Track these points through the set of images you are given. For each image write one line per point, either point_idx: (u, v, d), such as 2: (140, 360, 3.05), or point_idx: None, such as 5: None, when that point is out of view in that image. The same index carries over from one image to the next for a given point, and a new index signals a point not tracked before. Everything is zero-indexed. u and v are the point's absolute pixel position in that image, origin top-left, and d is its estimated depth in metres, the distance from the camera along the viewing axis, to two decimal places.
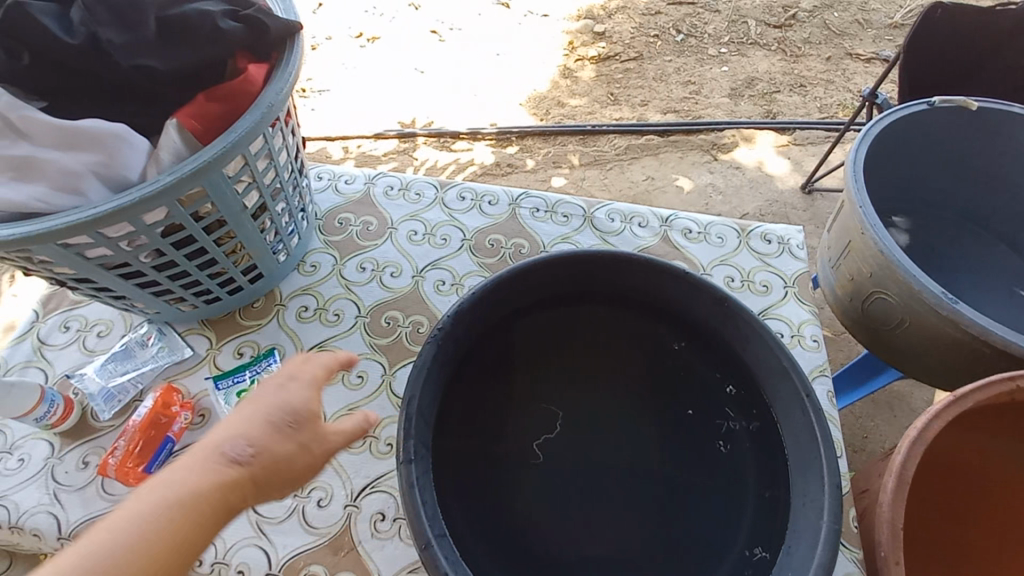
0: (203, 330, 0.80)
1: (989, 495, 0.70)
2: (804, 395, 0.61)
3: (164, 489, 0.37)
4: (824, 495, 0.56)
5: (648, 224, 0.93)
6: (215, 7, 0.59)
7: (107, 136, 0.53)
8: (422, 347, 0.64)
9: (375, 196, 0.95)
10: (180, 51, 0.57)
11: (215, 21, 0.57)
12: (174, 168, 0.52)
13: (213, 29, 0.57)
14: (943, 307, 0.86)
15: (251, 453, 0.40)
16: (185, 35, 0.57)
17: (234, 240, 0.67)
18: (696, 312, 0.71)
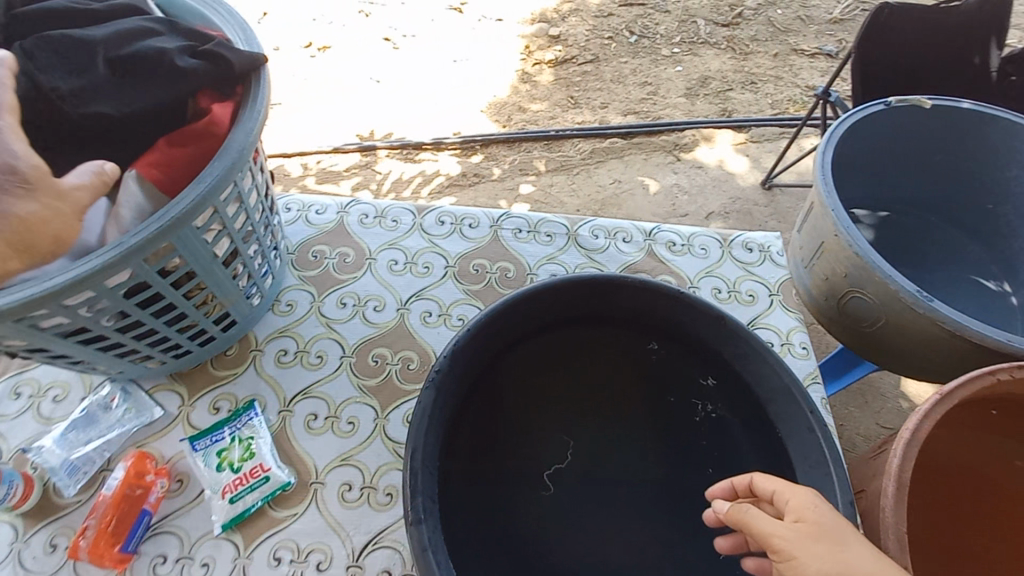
0: (174, 385, 0.74)
1: (975, 484, 0.74)
2: (809, 411, 0.62)
3: None
4: (839, 513, 0.57)
5: (632, 238, 0.92)
6: (171, 42, 0.55)
7: None
8: (420, 393, 0.61)
9: (349, 225, 0.91)
10: (137, 95, 0.52)
11: (173, 58, 0.53)
12: (138, 227, 0.47)
13: (173, 68, 0.53)
14: (920, 306, 0.89)
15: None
16: (144, 77, 0.53)
17: (204, 291, 0.62)
18: (693, 330, 0.71)
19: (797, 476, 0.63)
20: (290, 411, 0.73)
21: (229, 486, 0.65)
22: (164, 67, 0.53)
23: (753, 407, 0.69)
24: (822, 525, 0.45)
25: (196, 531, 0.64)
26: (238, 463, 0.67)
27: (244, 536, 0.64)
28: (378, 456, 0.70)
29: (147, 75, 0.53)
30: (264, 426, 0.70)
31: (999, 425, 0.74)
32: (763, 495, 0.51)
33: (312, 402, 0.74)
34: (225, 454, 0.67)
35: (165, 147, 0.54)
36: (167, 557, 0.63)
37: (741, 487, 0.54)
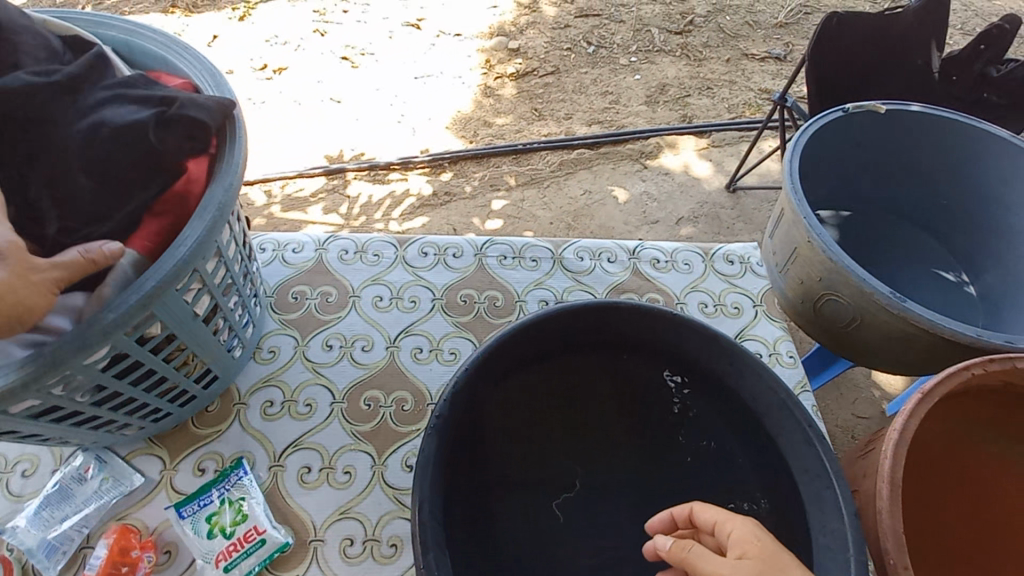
0: (153, 449, 0.70)
1: (958, 473, 0.77)
2: (806, 426, 0.63)
3: None
4: (844, 526, 0.58)
5: (617, 258, 0.93)
6: (140, 111, 0.51)
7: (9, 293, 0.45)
8: (422, 440, 0.59)
9: (329, 262, 0.88)
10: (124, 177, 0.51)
11: (147, 134, 0.51)
12: (115, 301, 0.45)
13: (149, 140, 0.51)
14: (894, 306, 0.93)
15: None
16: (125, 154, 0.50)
17: (184, 352, 0.59)
18: (686, 349, 0.72)
19: (799, 490, 0.64)
20: (281, 466, 0.69)
21: (222, 554, 0.61)
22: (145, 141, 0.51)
23: (750, 423, 0.69)
24: (763, 559, 0.46)
25: None
26: (230, 528, 0.63)
27: None
28: (379, 505, 0.68)
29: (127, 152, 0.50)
30: (255, 485, 0.67)
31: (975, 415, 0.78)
32: (704, 527, 0.52)
33: (305, 454, 0.71)
34: (215, 520, 0.63)
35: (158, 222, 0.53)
36: None
37: (681, 519, 0.55)
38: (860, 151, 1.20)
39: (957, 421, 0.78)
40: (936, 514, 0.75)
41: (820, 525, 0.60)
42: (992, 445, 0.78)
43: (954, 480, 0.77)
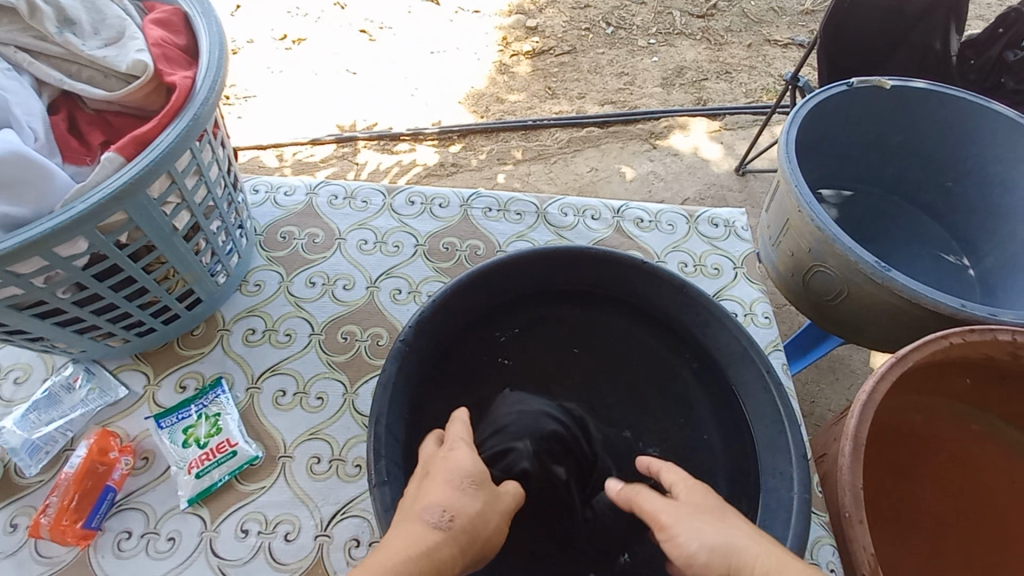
0: (139, 364, 0.73)
1: (917, 431, 0.81)
2: (765, 372, 0.64)
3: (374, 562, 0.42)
4: (793, 467, 0.59)
5: (601, 215, 0.93)
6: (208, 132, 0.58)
7: (20, 173, 0.47)
8: (384, 363, 0.61)
9: (318, 206, 0.91)
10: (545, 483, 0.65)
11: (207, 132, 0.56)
12: (124, 171, 0.50)
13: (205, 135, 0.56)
14: (880, 276, 0.92)
15: (433, 516, 0.44)
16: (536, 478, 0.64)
17: (165, 266, 0.62)
18: (653, 300, 0.73)
19: (755, 435, 0.65)
20: (258, 388, 0.73)
21: (195, 462, 0.65)
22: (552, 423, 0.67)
23: (715, 371, 0.70)
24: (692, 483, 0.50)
25: (161, 507, 0.64)
26: (205, 439, 0.67)
27: (211, 510, 0.64)
28: (347, 429, 0.71)
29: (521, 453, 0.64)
30: (232, 403, 0.70)
31: (940, 379, 0.80)
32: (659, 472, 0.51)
33: (281, 379, 0.74)
34: (191, 431, 0.67)
35: (137, 131, 0.53)
36: (131, 533, 0.62)
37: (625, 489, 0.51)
38: (865, 129, 1.18)
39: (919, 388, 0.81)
40: (898, 470, 0.79)
41: (772, 467, 0.61)
42: (948, 412, 0.82)
43: (915, 438, 0.81)
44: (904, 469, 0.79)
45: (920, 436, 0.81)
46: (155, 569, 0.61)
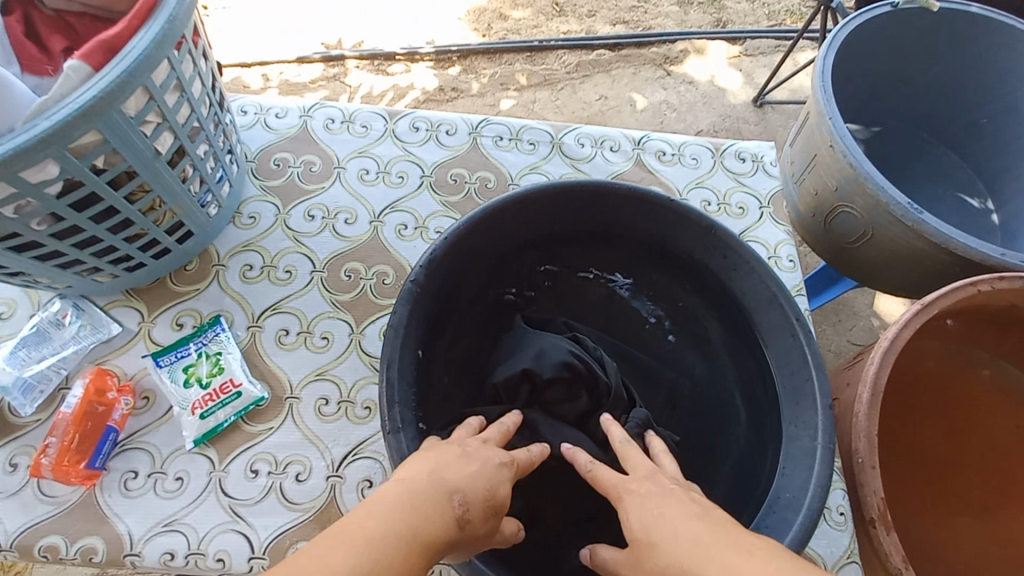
0: (132, 301, 0.69)
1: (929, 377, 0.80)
2: (794, 319, 0.60)
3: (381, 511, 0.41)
4: (817, 416, 0.57)
5: (621, 147, 0.87)
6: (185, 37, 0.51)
7: None
8: (395, 305, 0.57)
9: (314, 130, 0.83)
10: (565, 415, 0.63)
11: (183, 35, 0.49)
12: (92, 83, 0.43)
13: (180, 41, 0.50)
14: (910, 219, 0.87)
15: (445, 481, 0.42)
16: (566, 396, 0.63)
17: (150, 196, 0.56)
18: (678, 242, 0.68)
19: (776, 382, 0.63)
20: (259, 327, 0.69)
21: (198, 402, 0.63)
22: (560, 354, 0.63)
23: (737, 316, 0.67)
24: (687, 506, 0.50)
25: (167, 447, 0.62)
26: (207, 379, 0.64)
27: (218, 451, 0.63)
28: (355, 370, 0.68)
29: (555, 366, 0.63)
30: (232, 342, 0.67)
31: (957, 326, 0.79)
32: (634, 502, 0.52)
33: (283, 318, 0.70)
34: (192, 370, 0.65)
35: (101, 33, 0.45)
36: (138, 472, 0.61)
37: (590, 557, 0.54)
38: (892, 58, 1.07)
39: (936, 334, 0.80)
40: (909, 414, 0.79)
41: (794, 415, 0.60)
42: (959, 360, 0.81)
43: (928, 385, 0.80)
44: (915, 414, 0.79)
45: (932, 382, 0.80)
46: (165, 508, 0.60)
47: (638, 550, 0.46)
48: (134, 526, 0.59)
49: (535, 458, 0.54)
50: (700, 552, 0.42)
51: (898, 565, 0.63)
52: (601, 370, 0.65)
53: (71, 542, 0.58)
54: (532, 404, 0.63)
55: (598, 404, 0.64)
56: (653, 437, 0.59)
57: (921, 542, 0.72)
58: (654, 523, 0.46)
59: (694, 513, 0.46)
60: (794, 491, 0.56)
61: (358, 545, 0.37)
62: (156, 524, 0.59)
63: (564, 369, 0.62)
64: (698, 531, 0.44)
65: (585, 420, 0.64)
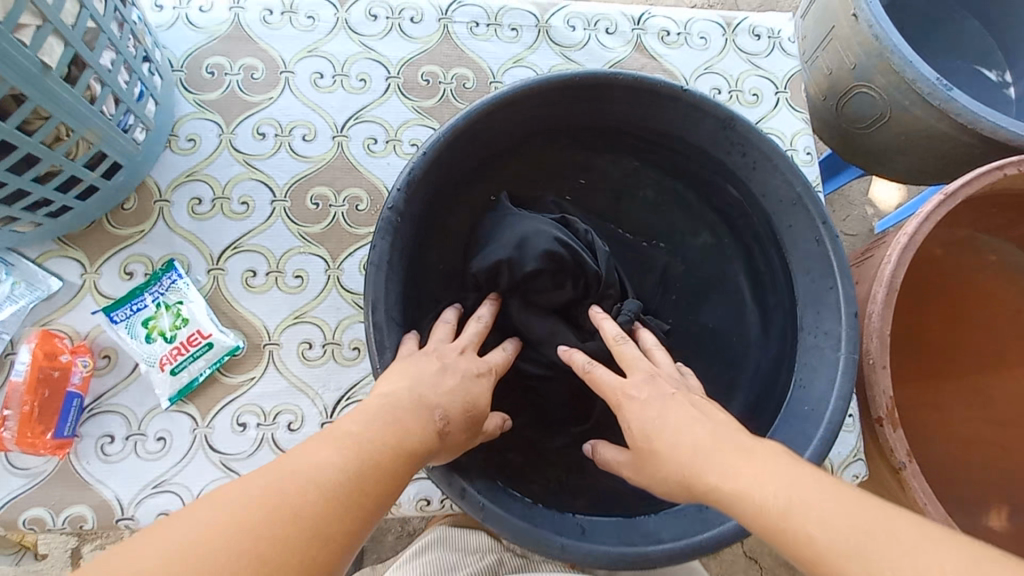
0: (67, 250, 0.60)
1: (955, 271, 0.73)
2: (820, 222, 0.54)
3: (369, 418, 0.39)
4: (840, 326, 0.53)
5: (618, 29, 0.74)
6: None
7: None
8: (374, 237, 0.49)
9: (249, 26, 0.68)
10: (549, 302, 0.56)
11: None
12: None
13: None
14: (936, 97, 0.76)
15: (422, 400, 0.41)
16: (549, 283, 0.55)
17: (52, 123, 0.45)
18: (693, 140, 0.59)
19: (795, 292, 0.58)
20: (221, 270, 0.61)
21: (166, 357, 0.57)
22: (543, 243, 0.54)
23: (755, 220, 0.61)
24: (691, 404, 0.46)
25: (141, 408, 0.57)
26: (171, 332, 0.58)
27: (198, 407, 0.58)
28: (337, 309, 0.62)
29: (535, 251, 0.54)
30: (193, 289, 0.59)
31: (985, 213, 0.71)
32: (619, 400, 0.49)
33: (247, 257, 0.62)
34: (152, 324, 0.58)
35: None
36: (114, 437, 0.56)
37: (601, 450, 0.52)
38: None
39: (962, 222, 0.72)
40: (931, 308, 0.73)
41: (814, 324, 0.55)
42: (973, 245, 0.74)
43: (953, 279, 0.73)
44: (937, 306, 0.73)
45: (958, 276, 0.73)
46: (151, 470, 0.56)
47: (654, 469, 0.45)
48: (121, 491, 0.55)
49: (509, 357, 0.54)
50: (698, 456, 0.41)
51: (903, 460, 0.59)
52: (590, 258, 0.56)
53: (56, 513, 0.54)
54: (513, 293, 0.56)
55: (585, 293, 0.57)
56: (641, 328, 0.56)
57: (921, 431, 0.69)
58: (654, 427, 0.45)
59: (695, 417, 0.44)
60: (814, 406, 0.53)
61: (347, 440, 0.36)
62: (144, 487, 0.55)
63: (547, 259, 0.54)
64: (696, 438, 0.42)
65: (567, 307, 0.58)
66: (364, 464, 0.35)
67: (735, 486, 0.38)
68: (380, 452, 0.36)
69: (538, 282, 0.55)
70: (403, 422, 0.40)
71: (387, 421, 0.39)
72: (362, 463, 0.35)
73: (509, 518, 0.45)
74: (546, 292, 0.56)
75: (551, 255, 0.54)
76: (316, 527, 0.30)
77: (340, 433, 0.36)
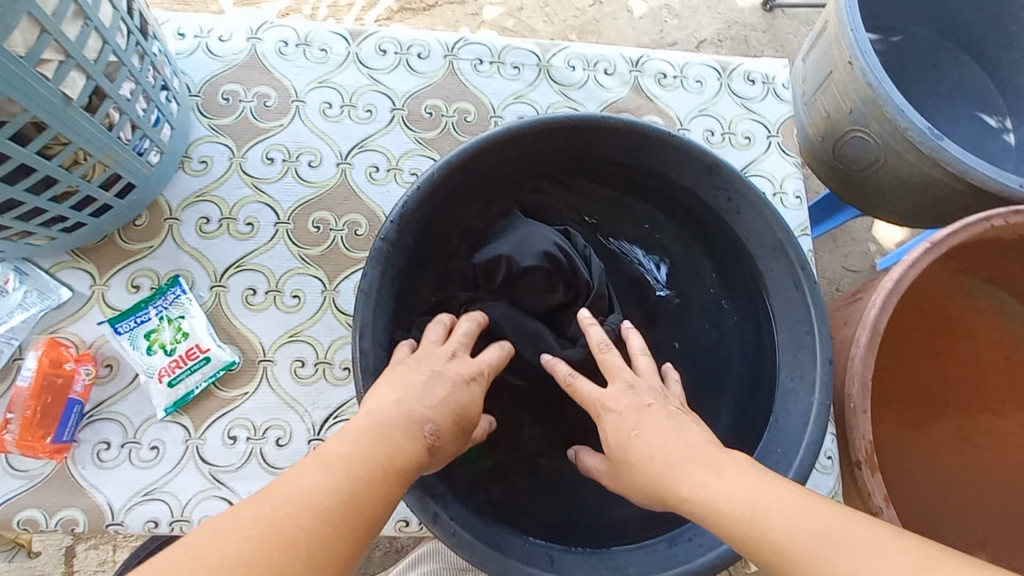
0: (78, 262, 0.63)
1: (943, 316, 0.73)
2: (799, 269, 0.56)
3: (357, 438, 0.41)
4: (816, 371, 0.54)
5: (616, 70, 0.77)
6: None
7: None
8: (365, 266, 0.51)
9: (265, 56, 0.72)
10: (540, 305, 0.59)
11: None
12: None
13: None
14: (927, 146, 0.72)
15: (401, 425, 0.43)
16: (541, 284, 0.58)
17: (69, 148, 0.48)
18: (681, 181, 0.61)
19: (775, 335, 0.59)
20: (223, 287, 0.64)
21: (165, 370, 0.59)
22: (542, 244, 0.57)
23: (740, 261, 0.62)
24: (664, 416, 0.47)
25: (137, 417, 0.59)
26: (171, 345, 0.60)
27: (192, 418, 0.60)
28: (331, 330, 0.64)
29: (533, 253, 0.57)
30: (195, 305, 0.62)
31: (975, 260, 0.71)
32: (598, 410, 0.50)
33: (248, 276, 0.65)
34: (154, 337, 0.60)
35: None
36: (110, 443, 0.58)
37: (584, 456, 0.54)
38: None
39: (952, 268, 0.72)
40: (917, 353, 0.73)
41: (790, 368, 0.57)
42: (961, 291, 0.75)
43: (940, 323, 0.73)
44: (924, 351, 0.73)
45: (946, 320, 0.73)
46: (143, 478, 0.58)
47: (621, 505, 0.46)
48: (113, 497, 0.57)
49: (503, 359, 0.54)
50: (669, 501, 0.42)
51: (880, 505, 0.59)
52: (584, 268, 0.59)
53: (49, 515, 0.56)
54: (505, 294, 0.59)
55: (573, 302, 0.59)
56: (631, 332, 0.56)
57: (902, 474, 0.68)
58: (633, 430, 0.46)
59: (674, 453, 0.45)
60: (787, 449, 0.54)
61: (335, 460, 0.38)
62: (135, 494, 0.57)
63: (544, 259, 0.57)
64: (670, 453, 0.43)
65: (557, 312, 0.60)
66: (354, 481, 0.38)
67: (708, 498, 0.40)
68: (370, 471, 0.38)
69: (533, 283, 0.58)
70: (393, 439, 0.41)
71: (376, 437, 0.41)
72: (351, 480, 0.37)
73: (479, 546, 0.46)
74: (537, 294, 0.58)
75: (548, 256, 0.57)
76: (313, 543, 0.34)
77: (327, 454, 0.39)
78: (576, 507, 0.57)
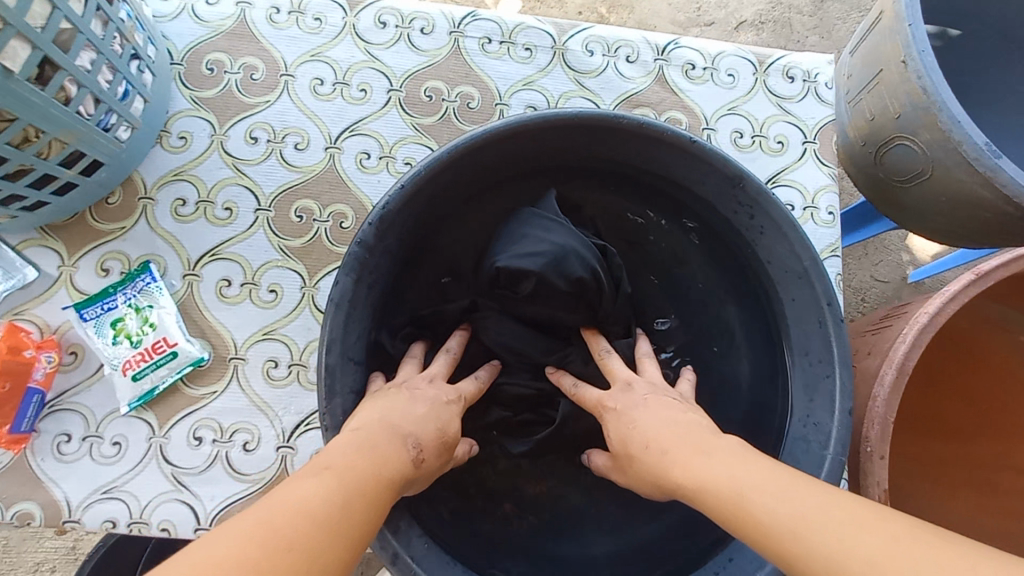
0: (46, 240, 0.59)
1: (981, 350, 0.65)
2: (825, 304, 0.49)
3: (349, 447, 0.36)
4: (832, 422, 0.48)
5: (639, 57, 0.69)
6: None
7: None
8: (338, 272, 0.46)
9: (255, 23, 0.66)
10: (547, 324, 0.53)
11: None
12: None
13: None
14: (980, 164, 0.60)
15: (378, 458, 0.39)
16: (563, 306, 0.51)
17: (18, 124, 0.43)
18: (700, 191, 0.54)
19: (789, 373, 0.53)
20: (196, 276, 0.60)
21: (130, 362, 0.57)
22: (576, 269, 0.51)
23: (759, 285, 0.56)
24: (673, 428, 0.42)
25: (101, 410, 0.56)
26: (138, 337, 0.57)
27: (157, 415, 0.57)
28: (307, 330, 0.60)
29: (564, 277, 0.50)
30: (165, 295, 0.58)
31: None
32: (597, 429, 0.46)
33: (223, 265, 0.60)
34: (120, 326, 0.57)
35: None
36: (71, 436, 0.56)
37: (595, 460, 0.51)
38: None
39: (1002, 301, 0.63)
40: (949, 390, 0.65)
41: (805, 412, 0.51)
42: None
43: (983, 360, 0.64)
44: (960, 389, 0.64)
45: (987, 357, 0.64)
46: (103, 474, 0.55)
47: None
48: (71, 493, 0.55)
49: (482, 385, 0.51)
50: None
51: None
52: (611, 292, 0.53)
53: (6, 507, 0.54)
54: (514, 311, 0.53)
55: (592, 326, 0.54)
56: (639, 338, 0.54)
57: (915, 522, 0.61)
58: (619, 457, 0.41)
59: None
60: None
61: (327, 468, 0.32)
62: (94, 491, 0.55)
63: (574, 284, 0.51)
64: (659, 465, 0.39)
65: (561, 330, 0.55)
66: (352, 489, 0.32)
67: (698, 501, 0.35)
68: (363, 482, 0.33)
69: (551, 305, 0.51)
70: (381, 449, 0.36)
71: (362, 449, 0.36)
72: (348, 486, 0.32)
73: None
74: (554, 317, 0.52)
75: (578, 280, 0.50)
76: (315, 555, 0.27)
77: (320, 464, 0.33)
78: (555, 542, 0.54)
